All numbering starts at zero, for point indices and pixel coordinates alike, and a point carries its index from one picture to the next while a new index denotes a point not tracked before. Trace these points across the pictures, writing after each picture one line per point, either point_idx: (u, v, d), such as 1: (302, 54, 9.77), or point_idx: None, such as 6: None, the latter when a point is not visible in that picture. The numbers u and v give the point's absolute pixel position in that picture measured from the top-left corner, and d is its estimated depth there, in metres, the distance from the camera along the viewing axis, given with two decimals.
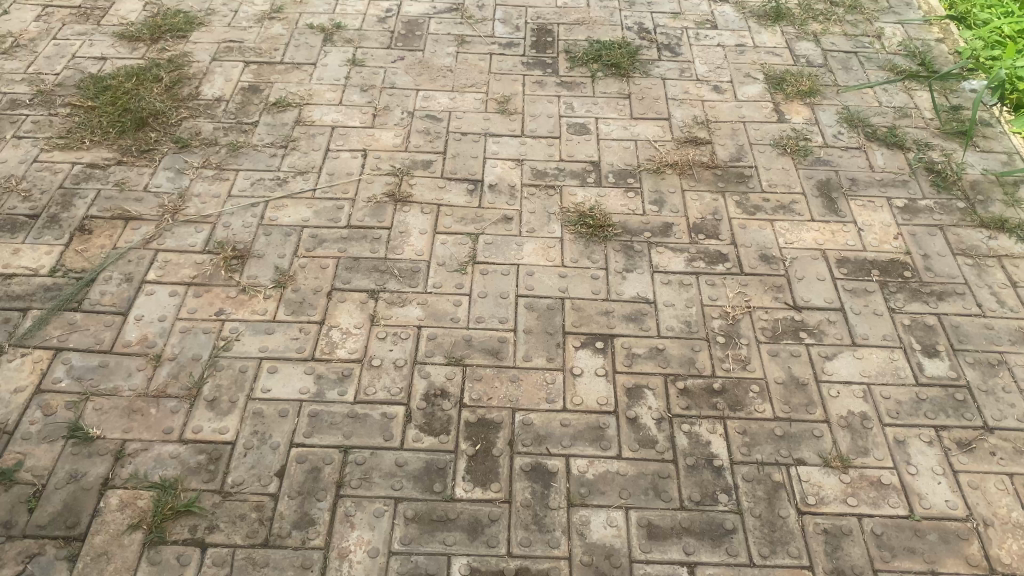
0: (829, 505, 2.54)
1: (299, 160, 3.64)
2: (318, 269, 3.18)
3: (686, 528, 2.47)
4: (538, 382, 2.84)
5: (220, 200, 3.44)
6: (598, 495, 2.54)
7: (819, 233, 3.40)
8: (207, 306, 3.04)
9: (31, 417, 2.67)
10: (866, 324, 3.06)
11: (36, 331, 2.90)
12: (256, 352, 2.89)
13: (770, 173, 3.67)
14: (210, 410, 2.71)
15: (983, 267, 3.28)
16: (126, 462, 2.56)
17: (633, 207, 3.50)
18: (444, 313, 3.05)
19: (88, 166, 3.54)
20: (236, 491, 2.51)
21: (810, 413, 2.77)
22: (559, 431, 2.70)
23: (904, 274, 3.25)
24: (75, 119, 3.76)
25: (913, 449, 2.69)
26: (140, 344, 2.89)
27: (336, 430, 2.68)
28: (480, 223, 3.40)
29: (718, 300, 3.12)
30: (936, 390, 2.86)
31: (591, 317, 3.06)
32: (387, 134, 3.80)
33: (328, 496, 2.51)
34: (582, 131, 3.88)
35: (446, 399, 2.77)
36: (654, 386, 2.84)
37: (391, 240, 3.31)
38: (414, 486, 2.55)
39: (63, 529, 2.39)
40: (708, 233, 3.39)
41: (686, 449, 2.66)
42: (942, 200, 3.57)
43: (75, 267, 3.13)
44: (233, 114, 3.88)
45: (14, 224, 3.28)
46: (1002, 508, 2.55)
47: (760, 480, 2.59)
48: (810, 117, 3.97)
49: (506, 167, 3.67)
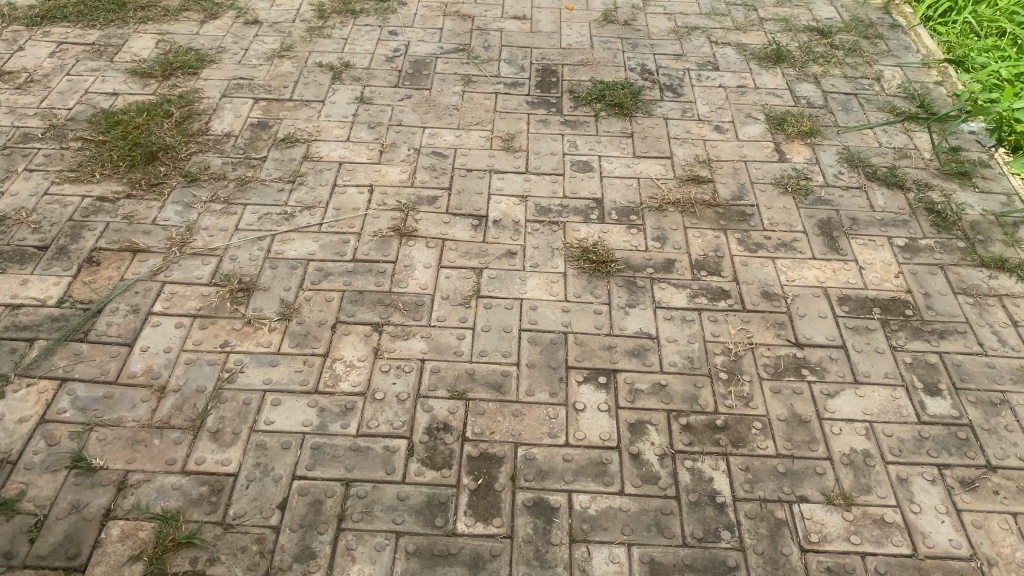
0: (832, 543, 2.53)
1: (307, 196, 3.69)
2: (323, 302, 3.21)
3: (688, 565, 2.46)
4: (540, 417, 2.85)
5: (227, 233, 3.47)
6: (600, 530, 2.53)
7: (820, 271, 3.43)
8: (212, 338, 3.06)
9: (34, 446, 2.68)
10: (868, 361, 3.07)
11: (42, 361, 2.92)
12: (260, 384, 2.91)
13: (772, 211, 3.71)
14: (213, 442, 2.72)
15: (984, 306, 3.30)
16: (128, 493, 2.57)
17: (636, 243, 3.54)
18: (447, 347, 3.07)
19: (97, 200, 3.59)
20: (237, 523, 2.51)
21: (813, 451, 2.77)
22: (561, 466, 2.70)
23: (906, 311, 3.26)
24: (86, 153, 3.81)
25: (916, 487, 2.68)
26: (145, 374, 2.91)
27: (338, 462, 2.69)
28: (485, 258, 3.43)
29: (720, 336, 3.14)
30: (939, 428, 2.86)
31: (594, 352, 3.07)
32: (393, 170, 3.85)
33: (329, 529, 2.51)
34: (585, 168, 3.93)
35: (448, 433, 2.78)
36: (656, 422, 2.84)
37: (395, 274, 3.34)
38: (416, 519, 2.54)
39: (64, 559, 2.39)
40: (710, 270, 3.42)
41: (688, 485, 2.66)
42: (942, 239, 3.60)
43: (82, 298, 3.16)
44: (242, 149, 3.93)
45: (23, 255, 3.31)
46: (1006, 547, 2.54)
47: (763, 517, 2.58)
48: (810, 157, 4.02)
49: (511, 203, 3.71)
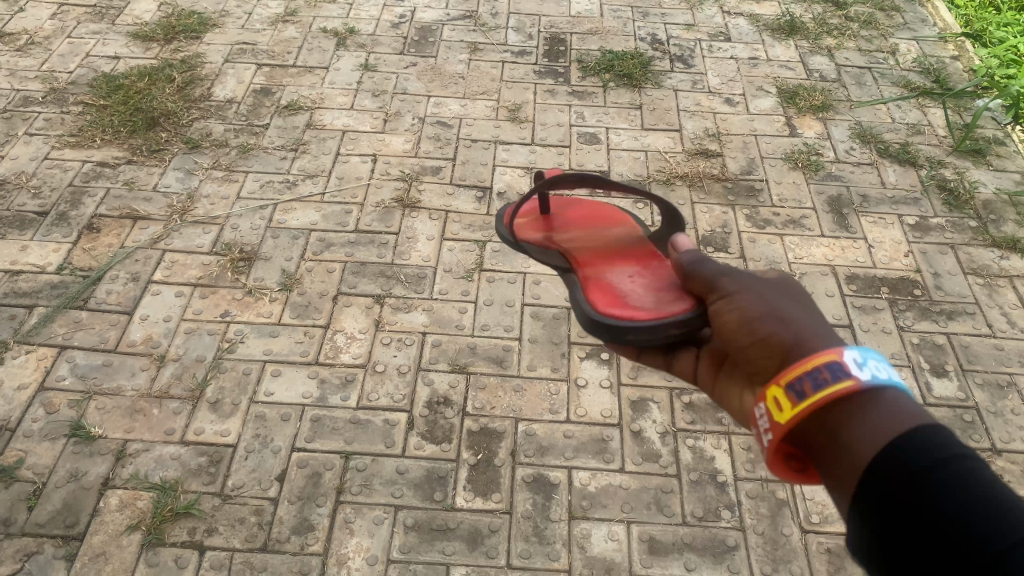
0: (833, 525, 2.51)
1: (309, 164, 3.64)
2: (324, 273, 3.18)
3: (687, 544, 2.44)
4: (542, 392, 2.82)
5: (228, 201, 3.44)
6: (599, 508, 2.52)
7: (828, 249, 3.38)
8: (212, 307, 3.03)
9: (33, 414, 2.67)
10: (874, 341, 3.03)
11: (41, 328, 2.90)
12: (261, 355, 2.89)
13: (781, 187, 3.65)
14: (213, 412, 2.71)
15: (994, 287, 3.25)
16: (127, 462, 2.56)
17: (642, 217, 3.49)
18: (449, 321, 3.04)
19: (98, 165, 3.55)
20: (236, 494, 2.51)
21: None
22: (561, 443, 2.68)
23: (914, 292, 3.22)
24: (86, 118, 3.77)
25: None
26: (145, 344, 2.89)
27: (338, 435, 2.67)
28: (488, 231, 3.39)
29: None
30: (944, 411, 2.83)
31: None
32: (397, 139, 3.80)
33: (328, 502, 2.50)
34: (592, 140, 3.87)
35: (449, 407, 2.76)
36: (658, 399, 2.82)
37: (398, 246, 3.30)
38: (416, 493, 2.53)
39: (62, 527, 2.40)
40: (717, 246, 3.37)
41: (689, 464, 2.64)
42: (953, 218, 3.54)
43: (81, 265, 3.13)
44: (244, 115, 3.88)
45: (23, 220, 3.28)
46: None
47: (764, 497, 2.56)
48: (822, 132, 3.95)
49: (515, 175, 3.66)
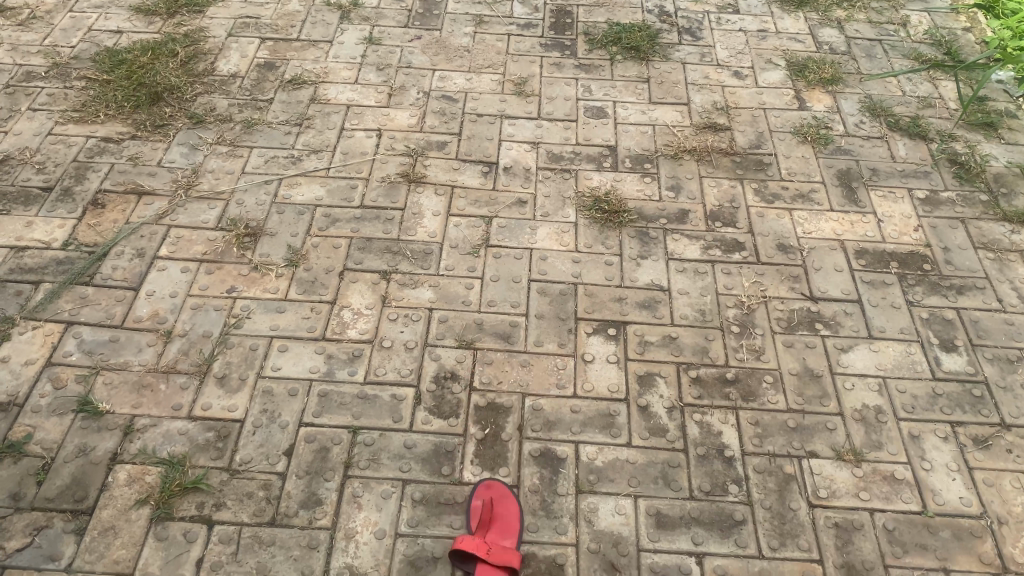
0: (840, 499, 2.51)
1: (314, 139, 3.61)
2: (330, 249, 3.16)
3: (694, 518, 2.45)
4: (549, 368, 2.82)
5: (233, 176, 3.42)
6: (606, 482, 2.52)
7: (837, 223, 3.35)
8: (218, 283, 3.02)
9: (41, 389, 2.67)
10: (883, 316, 3.01)
11: (47, 304, 2.90)
12: (267, 331, 2.88)
13: (790, 161, 3.61)
14: (220, 387, 2.71)
15: (1004, 262, 3.22)
16: (135, 437, 2.57)
17: (650, 192, 3.46)
18: (455, 297, 3.03)
19: (102, 140, 3.53)
20: (244, 469, 2.51)
21: (824, 405, 2.74)
22: (568, 417, 2.68)
23: (924, 266, 3.19)
24: (89, 93, 3.74)
25: (928, 445, 2.65)
26: (151, 320, 2.88)
27: (345, 410, 2.67)
28: (494, 206, 3.37)
29: (733, 289, 3.09)
30: (953, 385, 2.82)
31: (604, 304, 3.03)
32: (402, 113, 3.77)
33: (336, 476, 2.51)
34: (599, 114, 3.83)
35: (456, 382, 2.76)
36: (666, 375, 2.81)
37: (403, 221, 3.29)
38: (423, 468, 2.54)
39: (71, 502, 2.41)
40: (725, 221, 3.35)
41: (697, 438, 2.64)
42: (964, 191, 3.50)
43: (87, 241, 3.12)
44: (248, 90, 3.85)
45: (27, 196, 3.27)
46: (1016, 506, 2.52)
47: (771, 472, 2.56)
48: (831, 105, 3.91)
49: (522, 150, 3.63)
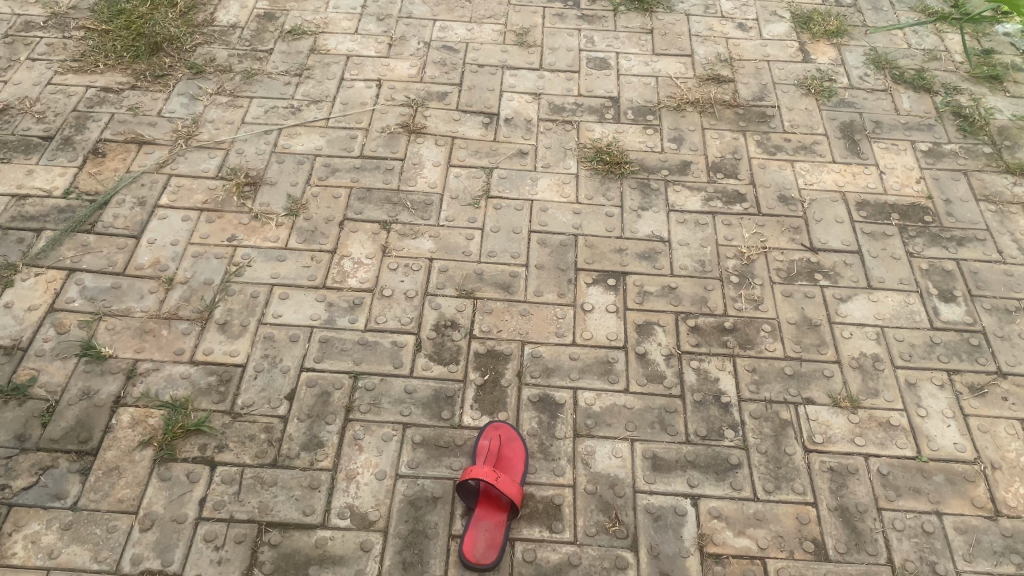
0: (836, 444, 2.53)
1: (314, 89, 3.60)
2: (330, 199, 3.17)
3: (691, 462, 2.48)
4: (548, 316, 2.83)
5: (233, 127, 3.41)
6: (604, 426, 2.55)
7: (839, 175, 3.34)
8: (219, 232, 3.03)
9: (44, 334, 2.69)
10: (883, 267, 3.02)
11: (49, 251, 2.91)
12: (268, 279, 2.90)
13: (793, 113, 3.59)
14: (221, 333, 2.73)
15: (1006, 214, 3.22)
16: (138, 381, 2.60)
17: (651, 143, 3.45)
18: (455, 246, 3.03)
19: (101, 90, 3.52)
20: (246, 412, 2.54)
21: (821, 354, 2.75)
22: (567, 364, 2.70)
23: (925, 218, 3.19)
24: (88, 43, 3.72)
25: (924, 392, 2.67)
26: (152, 267, 2.90)
27: (346, 356, 2.70)
28: (495, 157, 3.36)
29: (733, 240, 3.09)
30: (950, 334, 2.83)
31: (604, 254, 3.03)
32: (403, 64, 3.74)
33: (336, 420, 2.54)
34: (602, 65, 3.80)
35: (455, 330, 2.78)
36: (664, 323, 2.82)
37: (404, 171, 3.28)
38: (423, 412, 2.56)
39: (76, 443, 2.44)
40: (727, 172, 3.34)
41: (694, 385, 2.66)
42: (967, 144, 3.48)
43: (88, 190, 3.12)
44: (248, 41, 3.82)
45: (28, 145, 3.27)
46: (1009, 452, 2.54)
47: (768, 417, 2.58)
48: (835, 58, 3.87)
49: (523, 101, 3.61)
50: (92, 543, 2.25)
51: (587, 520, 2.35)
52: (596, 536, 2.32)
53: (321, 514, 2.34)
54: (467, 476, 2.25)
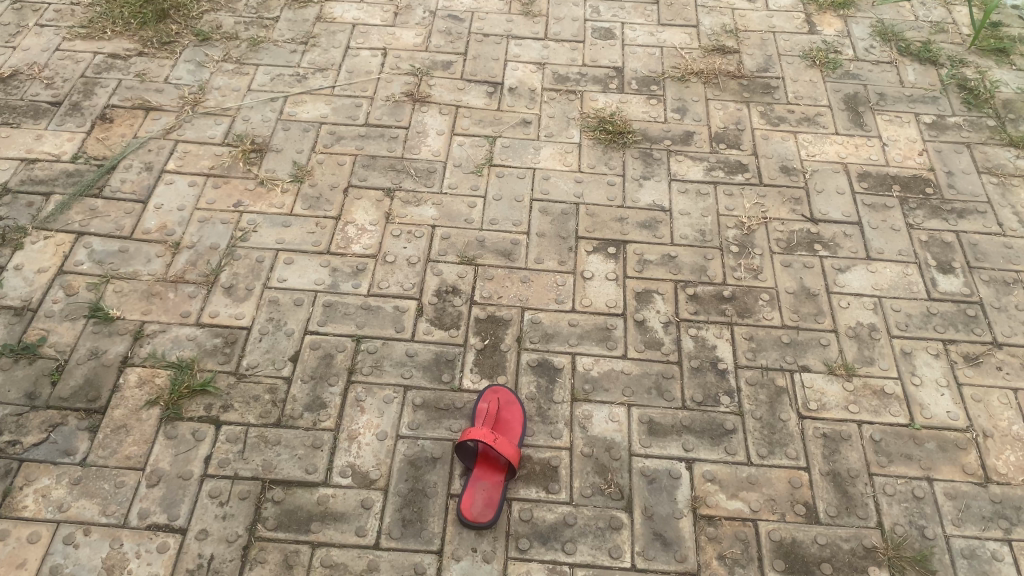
0: (830, 411, 2.57)
1: (319, 57, 3.61)
2: (335, 166, 3.20)
3: (686, 426, 2.52)
4: (549, 283, 2.87)
5: (239, 93, 3.44)
6: (602, 391, 2.59)
7: (841, 147, 3.35)
8: (225, 197, 3.07)
9: (53, 296, 2.75)
10: (882, 238, 3.03)
11: (58, 215, 2.96)
12: (273, 244, 2.94)
13: (798, 85, 3.59)
14: (227, 296, 2.78)
15: (1008, 186, 3.22)
16: (145, 342, 2.65)
17: (655, 114, 3.46)
18: (458, 214, 3.06)
19: (109, 57, 3.54)
20: (250, 373, 2.59)
21: (818, 322, 2.78)
22: (566, 330, 2.74)
23: (926, 190, 3.20)
24: (96, 9, 3.74)
25: (919, 361, 2.70)
26: (159, 231, 2.94)
27: (349, 319, 2.74)
28: (499, 126, 3.38)
29: (734, 211, 3.11)
30: (948, 305, 2.85)
31: (605, 223, 3.06)
32: (408, 33, 3.75)
33: (339, 382, 2.59)
34: (607, 35, 3.80)
35: (457, 296, 2.82)
36: (663, 291, 2.86)
37: (408, 139, 3.31)
38: (423, 375, 2.61)
39: (85, 401, 2.50)
40: (729, 143, 3.35)
41: (691, 351, 2.69)
42: (971, 117, 3.48)
43: (96, 155, 3.16)
44: (254, 8, 3.83)
45: (37, 110, 3.31)
46: (1002, 421, 2.57)
47: (763, 384, 2.62)
48: (841, 30, 3.86)
49: (528, 71, 3.62)
50: (100, 497, 2.32)
51: (583, 482, 2.40)
52: (591, 497, 2.37)
53: (323, 473, 2.39)
54: (465, 438, 2.29)
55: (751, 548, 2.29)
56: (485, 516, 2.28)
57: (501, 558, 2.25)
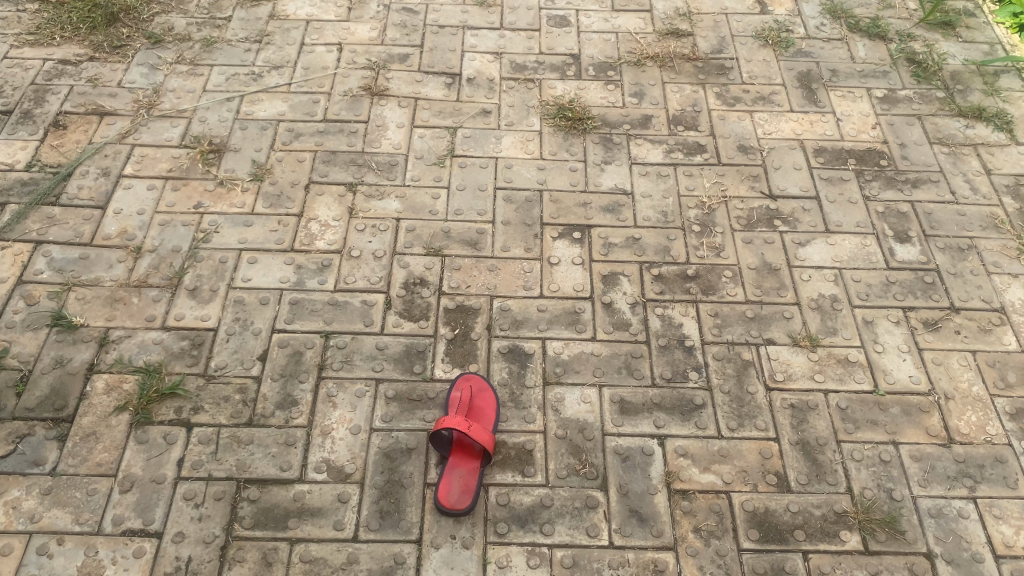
0: (796, 382, 2.62)
1: (274, 55, 3.59)
2: (295, 163, 3.18)
3: (657, 404, 2.55)
4: (516, 270, 2.88)
5: (194, 95, 3.40)
6: (572, 373, 2.61)
7: (797, 124, 3.40)
8: (185, 200, 3.04)
9: (14, 306, 2.70)
10: (840, 211, 3.09)
11: (14, 224, 2.91)
12: (236, 244, 2.92)
13: (751, 65, 3.64)
14: (191, 298, 2.76)
15: (958, 155, 3.30)
16: (110, 349, 2.62)
17: (613, 99, 3.49)
18: (422, 206, 3.07)
19: (59, 63, 3.49)
20: (220, 374, 2.58)
21: (781, 296, 2.83)
22: (535, 316, 2.76)
23: (881, 162, 3.26)
24: (43, 16, 3.68)
25: (880, 329, 2.76)
26: (120, 236, 2.91)
27: (317, 316, 2.73)
28: (459, 117, 3.38)
29: (694, 191, 3.15)
30: (906, 274, 2.91)
31: (569, 209, 3.08)
32: (363, 27, 3.74)
33: (310, 378, 2.58)
34: (562, 23, 3.82)
35: (425, 287, 2.82)
36: (629, 273, 2.88)
37: (368, 133, 3.30)
38: (395, 367, 2.61)
39: (51, 411, 2.47)
40: (687, 124, 3.39)
41: (658, 330, 2.73)
42: (921, 89, 3.55)
43: (51, 163, 3.12)
44: (206, 9, 3.79)
45: None
46: (962, 382, 2.64)
47: (730, 358, 2.66)
48: (792, 9, 3.91)
49: (485, 61, 3.62)
50: (72, 506, 2.29)
51: (558, 464, 2.42)
52: (567, 478, 2.40)
53: (297, 469, 2.39)
54: (439, 427, 2.30)
55: (725, 520, 2.32)
56: (464, 502, 2.29)
57: (480, 543, 2.26)
